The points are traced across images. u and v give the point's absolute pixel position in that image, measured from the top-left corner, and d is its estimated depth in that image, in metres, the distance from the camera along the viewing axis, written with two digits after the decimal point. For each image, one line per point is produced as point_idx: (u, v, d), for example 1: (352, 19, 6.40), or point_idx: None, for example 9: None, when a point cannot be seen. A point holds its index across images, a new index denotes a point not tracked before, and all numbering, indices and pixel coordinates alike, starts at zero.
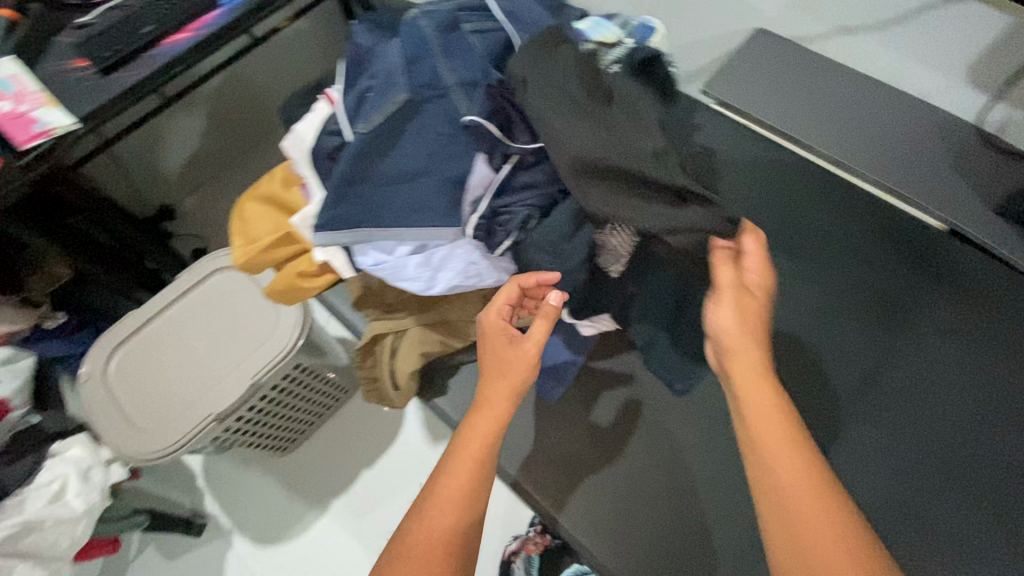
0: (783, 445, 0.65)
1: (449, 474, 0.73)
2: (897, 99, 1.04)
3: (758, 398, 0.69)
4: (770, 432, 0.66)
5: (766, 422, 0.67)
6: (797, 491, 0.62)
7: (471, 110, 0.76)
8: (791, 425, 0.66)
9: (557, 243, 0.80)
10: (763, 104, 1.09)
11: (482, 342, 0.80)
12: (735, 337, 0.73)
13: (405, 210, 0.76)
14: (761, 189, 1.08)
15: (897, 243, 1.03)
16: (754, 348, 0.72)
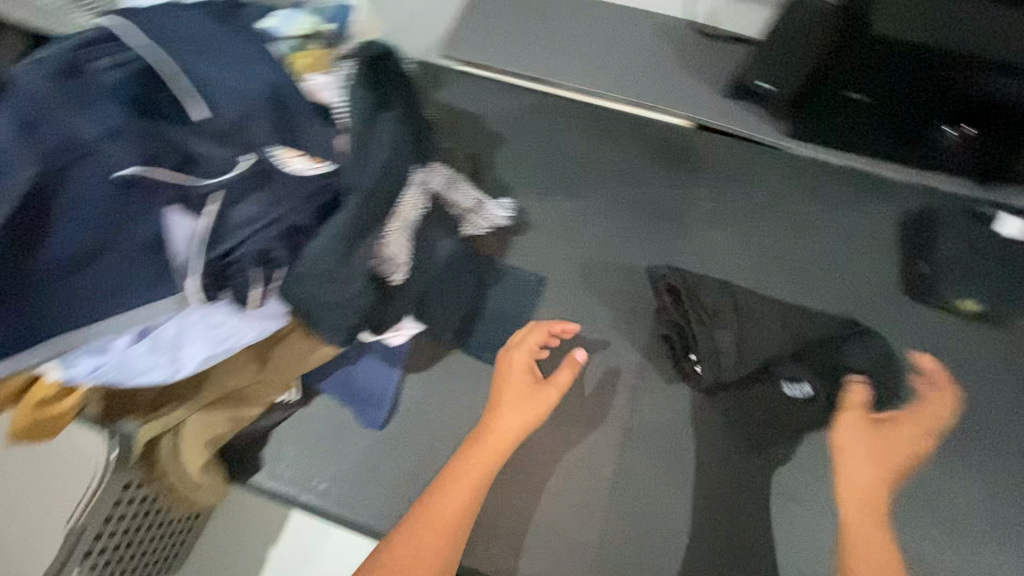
0: (875, 518, 0.73)
1: (441, 492, 0.69)
2: (613, 30, 1.10)
3: (866, 472, 0.76)
4: (876, 506, 0.74)
5: (876, 486, 0.75)
6: (862, 550, 0.70)
7: (131, 160, 0.62)
8: (872, 503, 0.74)
9: (340, 273, 0.71)
10: (499, 52, 1.09)
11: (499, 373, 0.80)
12: (875, 433, 0.79)
13: (102, 300, 0.63)
14: (527, 130, 1.07)
15: (661, 150, 1.03)
16: (880, 449, 0.78)
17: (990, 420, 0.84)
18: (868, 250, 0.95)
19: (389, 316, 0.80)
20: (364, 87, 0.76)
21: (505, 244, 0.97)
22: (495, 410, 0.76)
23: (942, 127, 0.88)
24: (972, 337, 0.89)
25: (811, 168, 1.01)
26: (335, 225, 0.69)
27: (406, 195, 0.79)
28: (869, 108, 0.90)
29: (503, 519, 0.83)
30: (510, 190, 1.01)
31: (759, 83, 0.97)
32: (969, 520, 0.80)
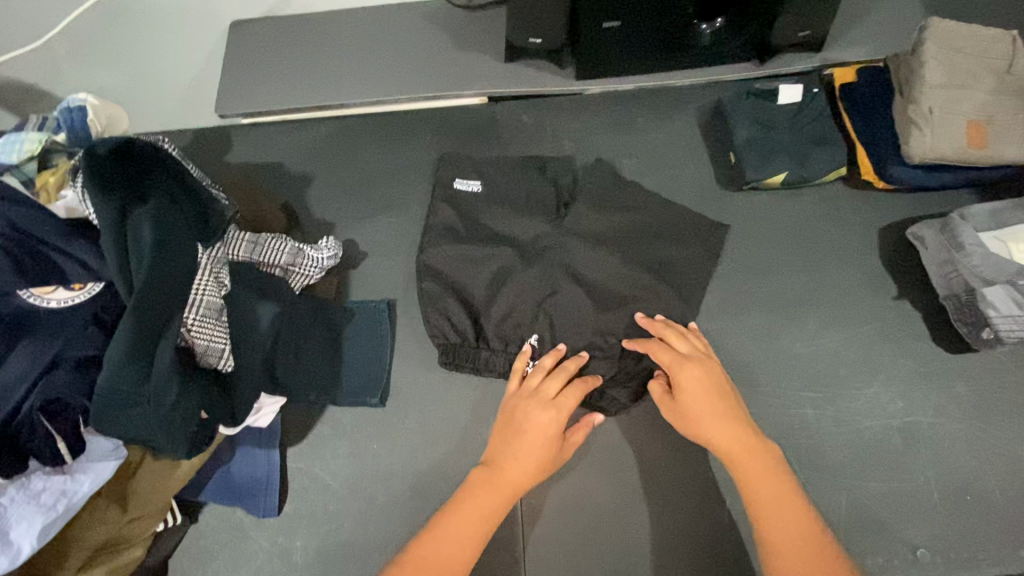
0: (768, 478, 0.70)
1: (462, 512, 0.71)
2: (382, 32, 1.08)
3: (711, 426, 0.73)
4: (756, 466, 0.71)
5: (741, 452, 0.72)
6: (782, 532, 0.68)
7: None
8: (750, 450, 0.72)
9: (133, 394, 0.65)
10: (277, 93, 1.05)
11: (542, 399, 0.77)
12: (690, 392, 0.75)
13: None
14: (330, 160, 1.03)
15: (466, 134, 1.02)
16: (709, 405, 0.74)
17: (829, 270, 0.90)
18: (681, 156, 0.98)
19: (238, 406, 0.76)
20: (103, 191, 0.70)
21: (346, 282, 0.94)
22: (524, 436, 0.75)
23: (699, 23, 0.94)
24: (793, 203, 0.94)
25: (609, 101, 1.03)
26: (119, 342, 0.65)
27: (199, 277, 0.74)
28: (624, 33, 0.93)
29: None
30: (334, 226, 0.98)
31: (530, 39, 0.97)
32: (842, 366, 0.84)
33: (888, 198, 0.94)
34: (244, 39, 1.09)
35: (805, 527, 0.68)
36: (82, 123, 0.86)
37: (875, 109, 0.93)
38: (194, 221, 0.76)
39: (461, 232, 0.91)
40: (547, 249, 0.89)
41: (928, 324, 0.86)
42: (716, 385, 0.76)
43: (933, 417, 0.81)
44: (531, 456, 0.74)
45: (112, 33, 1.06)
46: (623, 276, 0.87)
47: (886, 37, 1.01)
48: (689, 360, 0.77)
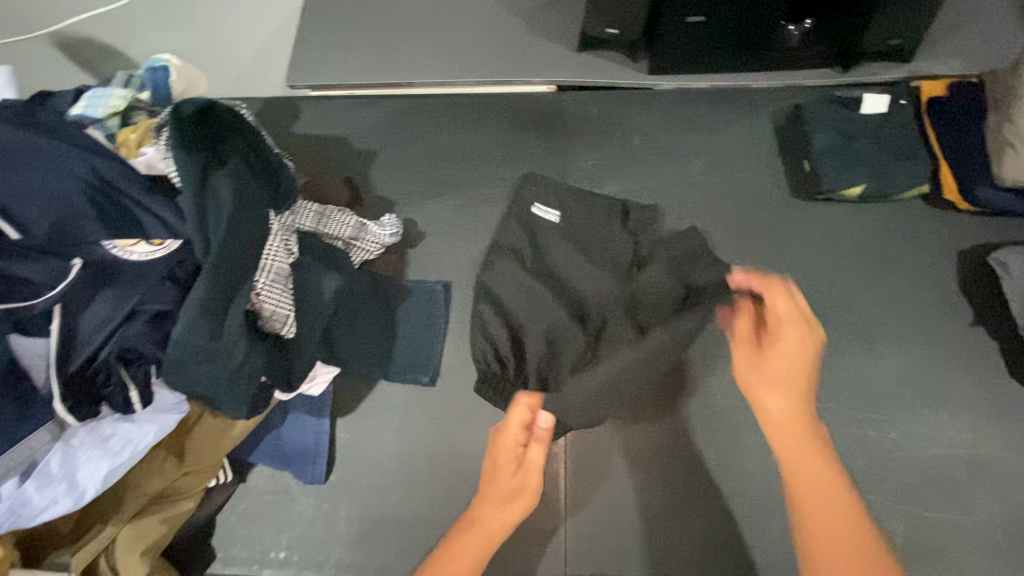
0: (833, 491, 0.59)
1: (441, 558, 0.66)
2: (454, 13, 1.07)
3: (776, 400, 0.64)
4: (822, 466, 0.60)
5: (795, 435, 0.62)
6: (825, 532, 0.58)
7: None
8: (818, 442, 0.62)
9: (204, 351, 0.66)
10: (346, 66, 1.05)
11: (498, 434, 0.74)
12: (780, 364, 0.65)
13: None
14: (393, 138, 1.03)
15: (532, 121, 1.01)
16: (772, 364, 0.65)
17: (901, 289, 0.87)
18: (751, 161, 0.95)
19: (295, 372, 0.77)
20: (186, 149, 0.71)
21: (402, 261, 0.95)
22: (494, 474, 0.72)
23: (785, 25, 0.91)
24: (867, 216, 0.91)
25: (679, 99, 1.01)
26: (194, 298, 0.66)
27: (270, 243, 0.75)
28: (705, 29, 0.91)
29: None
30: (393, 204, 0.98)
31: (606, 29, 0.96)
32: (907, 390, 0.81)
33: (970, 220, 0.90)
34: (317, 11, 1.10)
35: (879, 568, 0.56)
36: (165, 85, 0.88)
37: (965, 127, 0.89)
38: (267, 187, 0.77)
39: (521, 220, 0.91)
40: (597, 257, 0.89)
41: (1003, 354, 0.82)
42: (805, 363, 0.66)
43: (1001, 450, 0.78)
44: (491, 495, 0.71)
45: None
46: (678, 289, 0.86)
47: (980, 52, 0.96)
48: (788, 325, 0.67)
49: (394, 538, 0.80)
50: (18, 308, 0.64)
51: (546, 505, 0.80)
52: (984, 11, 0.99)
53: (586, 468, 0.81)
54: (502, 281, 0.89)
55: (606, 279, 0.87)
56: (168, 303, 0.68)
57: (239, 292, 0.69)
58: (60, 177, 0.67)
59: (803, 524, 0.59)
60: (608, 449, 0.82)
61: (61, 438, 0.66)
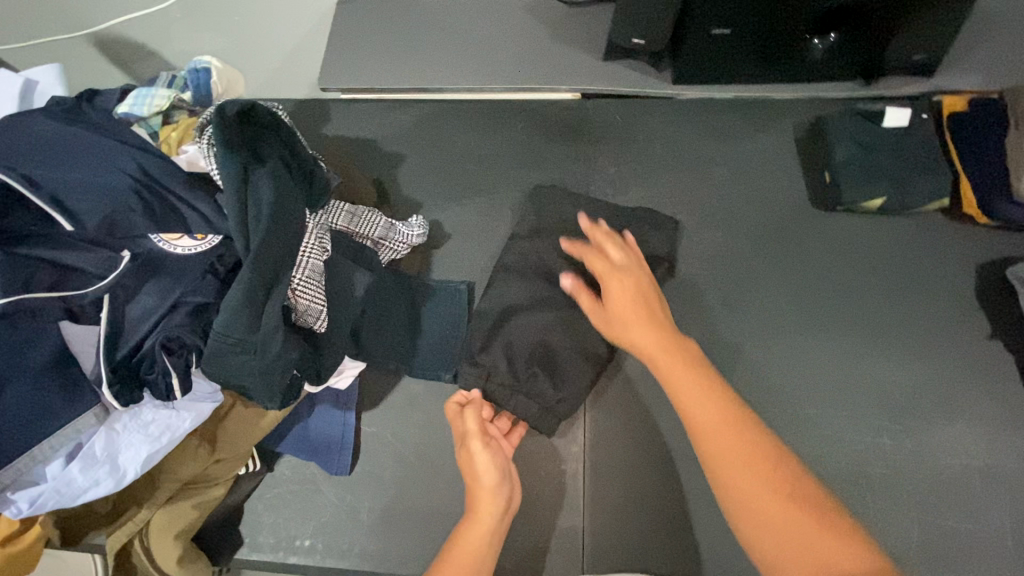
0: (693, 380, 0.66)
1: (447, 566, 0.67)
2: (482, 21, 1.10)
3: (638, 332, 0.71)
4: (674, 365, 0.67)
5: (662, 354, 0.69)
6: (706, 421, 0.63)
7: (21, 289, 0.64)
8: (672, 349, 0.69)
9: (241, 341, 0.68)
10: (376, 70, 1.08)
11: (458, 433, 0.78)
12: (620, 298, 0.74)
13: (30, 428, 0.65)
14: (420, 141, 1.06)
15: (556, 128, 1.04)
16: (629, 309, 0.73)
17: (918, 300, 0.88)
18: (772, 170, 0.97)
19: (324, 365, 0.79)
20: (228, 150, 0.74)
21: (427, 261, 0.97)
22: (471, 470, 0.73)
23: (810, 39, 0.92)
24: (886, 228, 0.92)
25: (702, 108, 1.03)
26: (234, 291, 0.68)
27: (306, 240, 0.78)
28: (729, 41, 0.92)
29: None
30: (420, 205, 1.01)
31: (632, 39, 0.98)
32: (923, 399, 0.82)
33: (989, 234, 0.91)
34: (349, 16, 1.13)
35: (749, 440, 0.61)
36: (205, 86, 0.91)
37: (985, 141, 0.90)
38: (302, 186, 0.80)
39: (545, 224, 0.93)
40: None
41: (1019, 367, 0.83)
42: (639, 290, 0.75)
43: (1016, 462, 0.79)
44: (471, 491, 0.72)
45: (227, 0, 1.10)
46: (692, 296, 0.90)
47: (1002, 68, 0.98)
48: (619, 272, 0.77)
49: (415, 528, 0.82)
50: (71, 295, 0.67)
51: (564, 502, 0.82)
52: (1007, 27, 1.00)
53: (604, 467, 0.83)
54: (526, 283, 0.91)
55: None
56: (210, 296, 0.71)
57: (275, 285, 0.71)
58: (110, 170, 0.70)
59: (700, 439, 0.63)
60: (625, 449, 0.83)
61: (105, 423, 0.69)
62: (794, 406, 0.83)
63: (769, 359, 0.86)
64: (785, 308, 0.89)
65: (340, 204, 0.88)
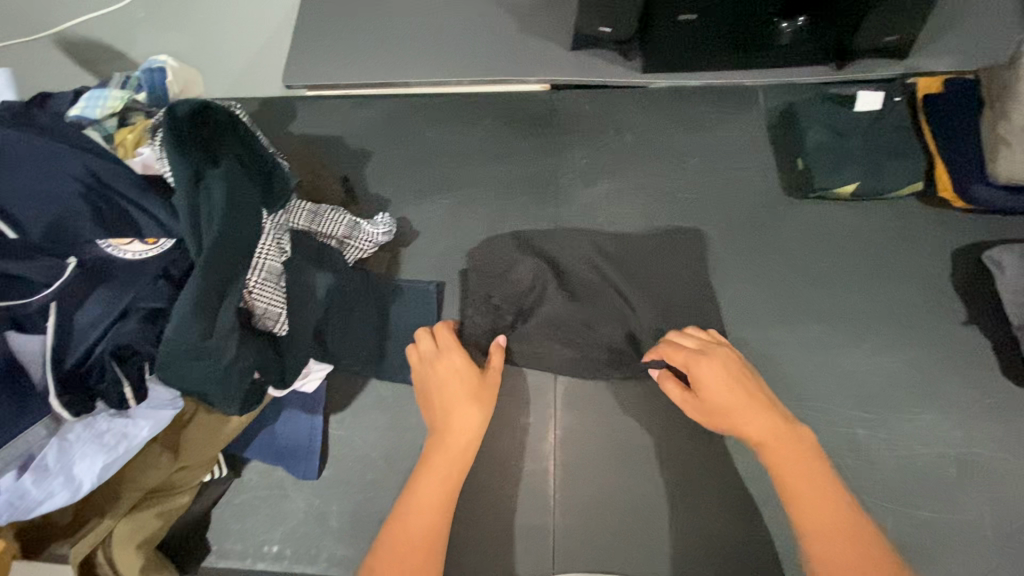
0: (812, 482, 0.64)
1: (425, 490, 0.70)
2: (450, 13, 1.08)
3: (749, 423, 0.68)
4: (787, 463, 0.66)
5: (772, 446, 0.67)
6: (818, 522, 0.62)
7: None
8: (781, 445, 0.67)
9: (197, 347, 0.67)
10: (343, 67, 1.06)
11: (440, 362, 0.79)
12: (716, 390, 0.70)
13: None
14: (388, 136, 1.04)
15: (527, 120, 1.01)
16: (737, 401, 0.69)
17: (894, 287, 0.86)
18: (745, 159, 0.95)
19: (288, 369, 0.78)
20: (182, 152, 0.72)
21: (396, 260, 0.95)
22: (460, 407, 0.75)
23: (779, 23, 0.90)
24: (861, 214, 0.90)
25: (673, 96, 1.00)
26: (188, 293, 0.67)
27: (262, 242, 0.77)
28: (696, 27, 0.91)
29: (463, 527, 0.80)
30: (388, 203, 0.99)
31: (599, 28, 0.96)
32: (898, 389, 0.81)
33: (964, 219, 0.89)
34: (315, 11, 1.11)
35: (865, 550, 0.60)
36: (163, 86, 0.90)
37: (960, 123, 0.88)
38: (260, 186, 0.78)
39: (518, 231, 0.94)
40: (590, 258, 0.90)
41: (995, 352, 0.82)
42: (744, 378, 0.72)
43: (994, 450, 0.77)
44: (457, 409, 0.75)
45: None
46: (662, 284, 0.88)
47: (977, 48, 0.96)
48: (709, 356, 0.73)
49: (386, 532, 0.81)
50: (14, 304, 0.66)
51: (537, 501, 0.80)
52: (981, 6, 0.98)
53: (577, 466, 0.81)
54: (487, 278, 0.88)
55: (598, 282, 0.88)
56: (163, 301, 0.69)
57: (231, 287, 0.70)
58: (56, 179, 0.70)
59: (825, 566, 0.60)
60: (597, 446, 0.82)
61: (57, 433, 0.67)
62: None
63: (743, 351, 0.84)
64: (759, 298, 0.87)
65: (302, 203, 0.86)
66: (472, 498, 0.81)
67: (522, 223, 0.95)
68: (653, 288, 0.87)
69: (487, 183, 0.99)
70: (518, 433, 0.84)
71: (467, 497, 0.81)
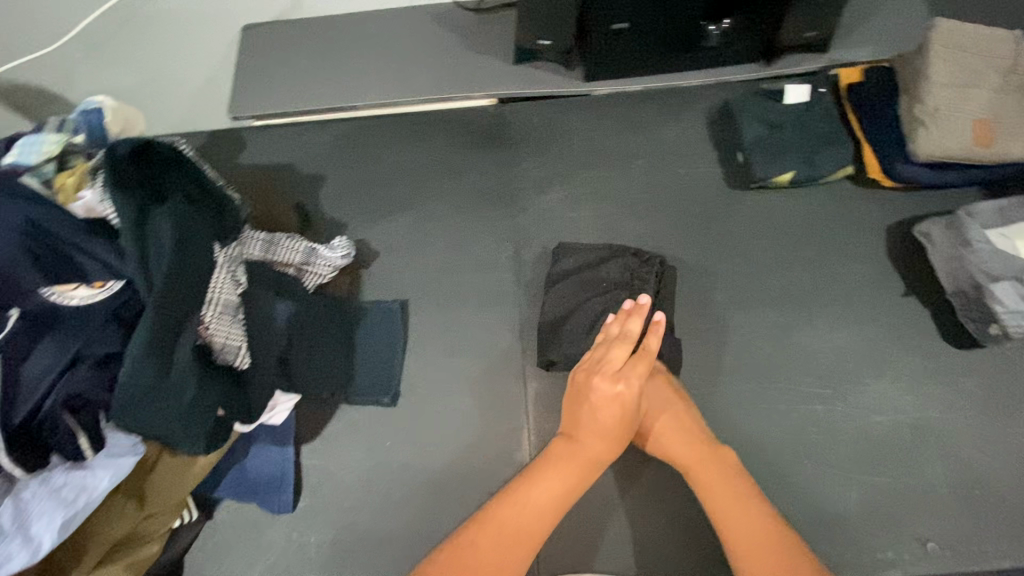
0: (725, 488, 0.71)
1: (547, 477, 0.71)
2: (392, 35, 1.10)
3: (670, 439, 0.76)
4: (702, 472, 0.73)
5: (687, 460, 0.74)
6: (733, 517, 0.69)
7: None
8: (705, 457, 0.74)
9: (155, 388, 0.66)
10: (289, 96, 1.06)
11: (608, 371, 0.76)
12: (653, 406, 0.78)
13: None
14: (341, 160, 1.04)
15: (476, 135, 1.03)
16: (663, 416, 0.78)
17: (838, 266, 0.91)
18: (689, 156, 0.99)
19: (255, 405, 0.76)
20: (124, 192, 0.70)
21: (357, 282, 0.95)
22: (600, 407, 0.75)
23: (707, 25, 0.94)
24: (800, 200, 0.95)
25: (617, 101, 1.04)
26: (139, 337, 0.66)
27: (216, 276, 0.76)
28: (630, 34, 0.95)
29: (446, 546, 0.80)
30: (345, 226, 0.99)
31: (539, 41, 0.99)
32: (852, 363, 0.85)
33: (896, 196, 0.95)
34: (256, 43, 1.11)
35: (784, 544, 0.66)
36: (102, 129, 0.88)
37: (883, 106, 0.94)
38: (208, 220, 0.77)
39: (476, 241, 0.96)
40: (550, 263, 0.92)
41: (935, 319, 0.87)
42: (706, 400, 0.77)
43: (943, 412, 0.82)
44: (610, 430, 0.74)
45: (134, 27, 1.06)
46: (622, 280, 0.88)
47: (891, 38, 1.03)
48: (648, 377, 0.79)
49: (367, 557, 0.80)
50: None
51: None
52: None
53: None
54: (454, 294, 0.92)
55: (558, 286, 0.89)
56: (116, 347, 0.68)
57: (185, 324, 0.70)
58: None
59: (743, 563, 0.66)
60: None
61: (10, 493, 0.66)
62: (730, 384, 0.84)
63: (704, 341, 0.87)
64: (714, 287, 0.90)
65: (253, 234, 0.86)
66: (454, 514, 0.81)
67: (481, 235, 0.96)
68: (616, 282, 0.88)
69: (444, 198, 1.00)
70: (494, 443, 0.84)
71: (449, 513, 0.81)
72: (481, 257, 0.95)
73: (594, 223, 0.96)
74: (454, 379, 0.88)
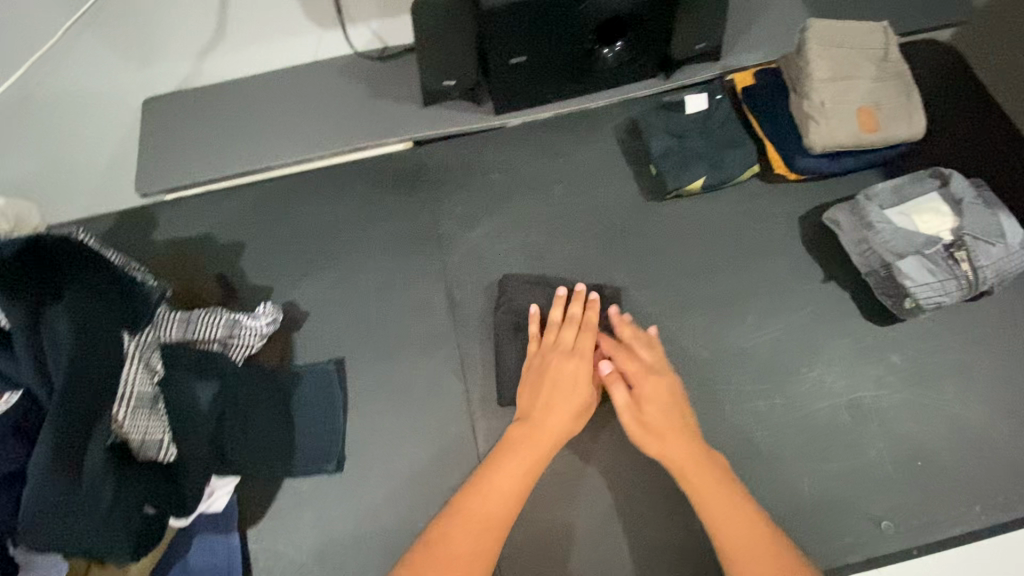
0: (719, 493, 0.68)
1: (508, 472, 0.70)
2: (301, 92, 1.09)
3: (672, 442, 0.72)
4: (701, 476, 0.70)
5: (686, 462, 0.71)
6: (728, 521, 0.66)
7: None
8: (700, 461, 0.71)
9: (64, 503, 0.61)
10: (200, 166, 1.04)
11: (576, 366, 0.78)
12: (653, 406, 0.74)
13: None
14: (261, 224, 1.01)
15: (396, 181, 1.03)
16: (666, 416, 0.74)
17: (759, 263, 0.94)
18: (606, 174, 1.01)
19: (187, 491, 0.73)
20: (14, 296, 0.64)
21: (290, 347, 0.92)
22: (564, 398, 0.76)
23: (600, 48, 0.99)
24: (716, 203, 0.98)
25: (531, 130, 1.06)
26: (41, 452, 0.61)
27: (128, 368, 0.71)
28: (532, 66, 0.97)
29: None
30: (272, 291, 0.96)
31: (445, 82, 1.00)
32: (786, 355, 0.87)
33: (803, 188, 0.99)
34: (160, 116, 1.08)
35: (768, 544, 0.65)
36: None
37: (777, 106, 0.99)
38: (118, 309, 0.72)
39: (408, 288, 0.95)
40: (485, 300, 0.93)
41: (856, 300, 0.90)
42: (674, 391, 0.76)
43: (876, 390, 0.85)
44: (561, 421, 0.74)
45: None
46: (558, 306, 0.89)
47: (777, 41, 1.09)
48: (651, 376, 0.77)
49: None
50: None
51: None
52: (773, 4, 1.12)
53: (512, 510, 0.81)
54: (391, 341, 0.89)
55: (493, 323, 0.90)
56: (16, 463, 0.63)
57: (94, 426, 0.65)
58: None
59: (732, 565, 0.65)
60: None
61: None
62: None
63: None
64: (647, 300, 0.92)
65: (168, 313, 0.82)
66: None
67: (413, 280, 0.95)
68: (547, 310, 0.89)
69: (371, 248, 0.98)
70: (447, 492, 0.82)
71: None
72: (416, 303, 0.94)
73: (523, 253, 0.96)
74: (401, 433, 0.86)
